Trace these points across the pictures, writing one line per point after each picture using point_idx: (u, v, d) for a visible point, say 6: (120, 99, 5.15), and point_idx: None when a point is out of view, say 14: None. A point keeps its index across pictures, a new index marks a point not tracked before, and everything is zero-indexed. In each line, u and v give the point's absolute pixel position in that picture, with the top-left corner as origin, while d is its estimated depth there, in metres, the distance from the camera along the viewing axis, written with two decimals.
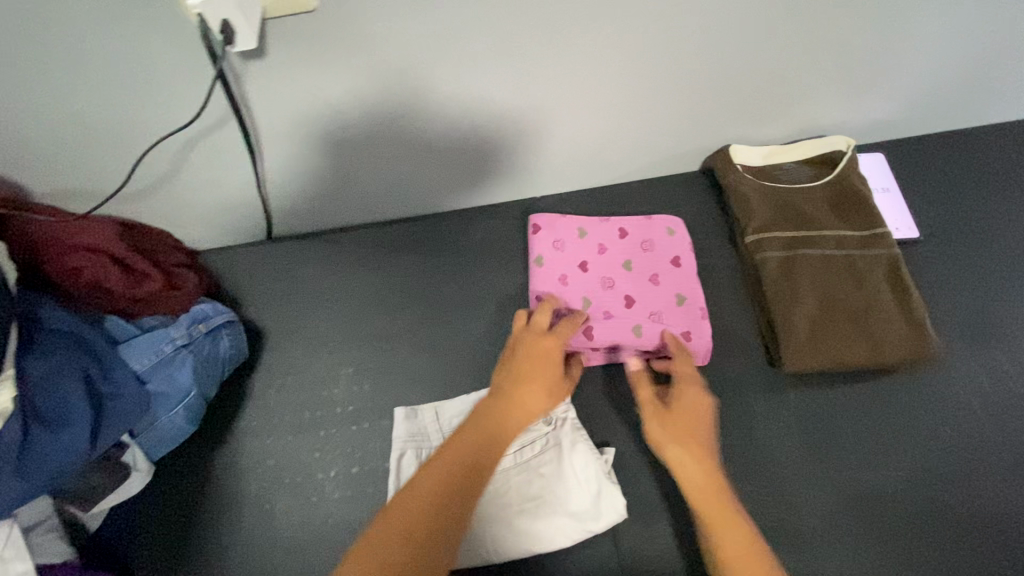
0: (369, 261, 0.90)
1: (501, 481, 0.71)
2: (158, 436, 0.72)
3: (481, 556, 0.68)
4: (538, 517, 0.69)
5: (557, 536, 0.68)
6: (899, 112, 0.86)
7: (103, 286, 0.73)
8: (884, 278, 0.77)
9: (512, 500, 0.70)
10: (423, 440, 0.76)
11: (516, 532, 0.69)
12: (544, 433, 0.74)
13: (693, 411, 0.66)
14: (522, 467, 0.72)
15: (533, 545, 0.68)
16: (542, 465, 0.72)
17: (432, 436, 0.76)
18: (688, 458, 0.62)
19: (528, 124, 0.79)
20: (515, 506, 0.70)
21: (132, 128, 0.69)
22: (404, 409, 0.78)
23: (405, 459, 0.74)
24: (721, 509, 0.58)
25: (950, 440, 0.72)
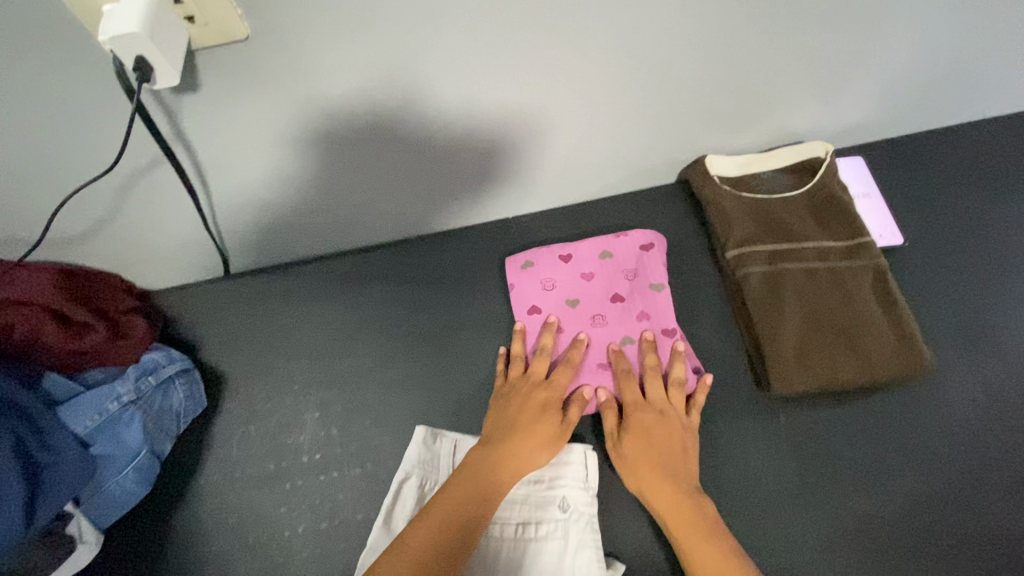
0: (335, 294, 0.85)
1: (491, 559, 0.64)
2: (105, 502, 0.67)
3: None
4: None
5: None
6: (876, 114, 0.84)
7: (40, 340, 0.67)
8: (871, 290, 0.74)
9: None
10: (432, 471, 0.70)
11: None
12: (556, 518, 0.66)
13: (659, 438, 0.67)
14: (518, 545, 0.65)
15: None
16: (540, 552, 0.64)
17: (444, 471, 0.70)
18: (654, 483, 0.65)
19: (496, 140, 0.75)
20: None
21: (59, 170, 0.64)
22: (425, 432, 0.72)
23: (407, 484, 0.69)
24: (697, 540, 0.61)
25: (948, 458, 0.69)
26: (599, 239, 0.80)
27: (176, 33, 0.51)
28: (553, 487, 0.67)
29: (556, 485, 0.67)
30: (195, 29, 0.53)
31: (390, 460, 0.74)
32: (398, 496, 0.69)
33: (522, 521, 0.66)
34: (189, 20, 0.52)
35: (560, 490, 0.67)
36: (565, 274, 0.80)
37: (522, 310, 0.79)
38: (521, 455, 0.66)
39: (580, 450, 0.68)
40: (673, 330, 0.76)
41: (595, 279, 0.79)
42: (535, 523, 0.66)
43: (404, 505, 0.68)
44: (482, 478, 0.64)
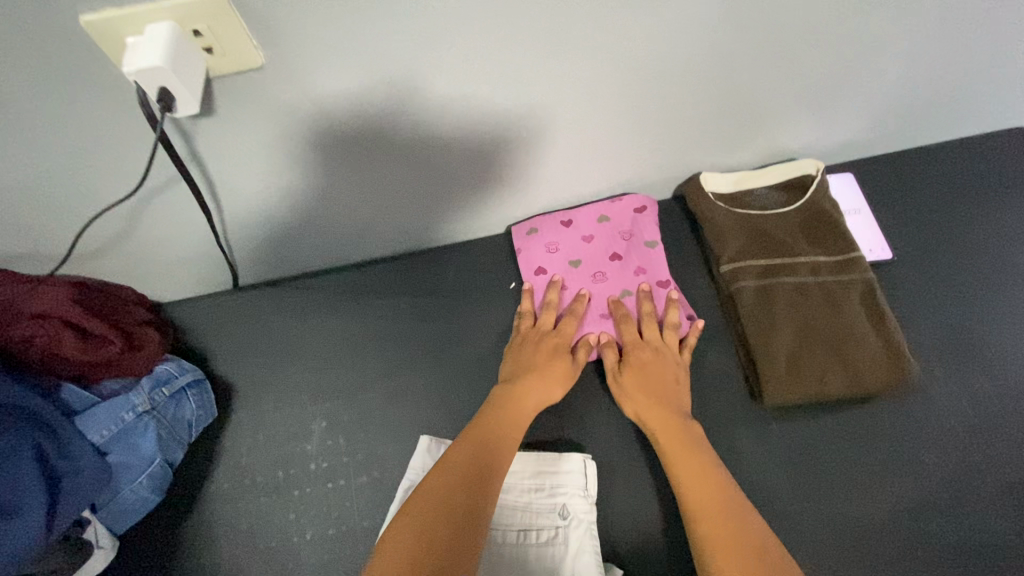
0: (341, 306, 0.88)
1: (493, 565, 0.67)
2: (121, 509, 0.69)
3: None
4: None
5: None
6: (865, 133, 0.87)
7: (58, 353, 0.70)
8: (860, 303, 0.76)
9: None
10: None
11: None
12: (556, 525, 0.68)
13: (656, 373, 0.74)
14: (519, 551, 0.67)
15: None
16: (540, 558, 0.67)
17: None
18: (651, 412, 0.71)
19: (499, 159, 0.78)
20: None
21: (80, 190, 0.67)
22: (428, 439, 0.76)
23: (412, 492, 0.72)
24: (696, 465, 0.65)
25: (936, 466, 0.71)
26: (596, 205, 0.85)
27: (195, 64, 0.54)
28: (553, 494, 0.70)
29: (556, 493, 0.69)
30: (213, 59, 0.55)
31: (396, 468, 0.76)
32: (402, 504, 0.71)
33: (523, 526, 0.69)
34: (207, 51, 0.54)
35: (560, 497, 0.69)
36: (567, 238, 0.85)
37: (528, 272, 0.84)
38: (538, 389, 0.74)
39: (580, 458, 0.71)
40: (667, 282, 0.82)
41: (595, 241, 0.84)
42: (535, 528, 0.68)
43: None
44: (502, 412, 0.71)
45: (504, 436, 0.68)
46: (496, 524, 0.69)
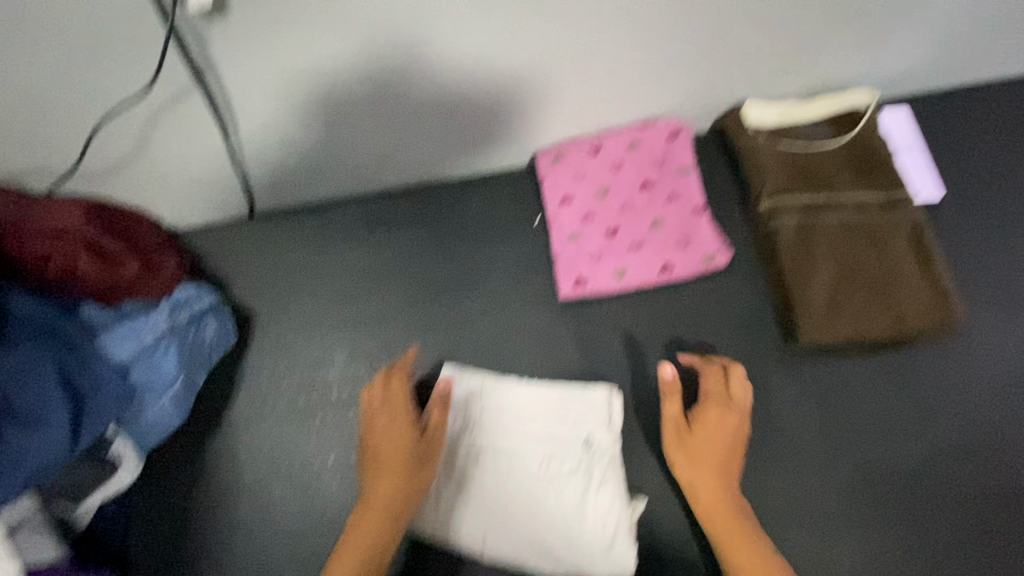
0: (359, 237, 0.85)
1: (518, 491, 0.67)
2: (145, 428, 0.68)
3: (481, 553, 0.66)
4: (539, 537, 0.65)
5: (548, 558, 0.65)
6: (924, 62, 0.80)
7: (75, 273, 0.69)
8: (907, 243, 0.72)
9: (518, 511, 0.66)
10: (456, 410, 0.71)
11: (522, 536, 0.65)
12: (579, 457, 0.67)
13: (727, 440, 0.64)
14: (542, 479, 0.67)
15: (518, 558, 0.65)
16: (564, 485, 0.66)
17: (468, 411, 0.71)
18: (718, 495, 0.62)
19: (526, 80, 0.73)
20: (522, 515, 0.66)
21: (89, 97, 0.64)
22: (451, 367, 0.75)
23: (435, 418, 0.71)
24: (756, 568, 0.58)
25: (970, 413, 0.69)
26: (626, 130, 0.81)
27: None
28: (578, 425, 0.69)
29: (579, 425, 0.68)
30: None
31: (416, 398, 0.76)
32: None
33: (546, 455, 0.68)
34: None
35: (585, 427, 0.68)
36: (594, 165, 0.81)
37: (553, 201, 0.80)
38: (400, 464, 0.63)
39: (605, 391, 0.69)
40: (701, 207, 0.77)
41: (624, 167, 0.80)
42: (559, 457, 0.68)
43: None
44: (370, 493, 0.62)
45: (382, 528, 0.61)
46: (518, 454, 0.68)
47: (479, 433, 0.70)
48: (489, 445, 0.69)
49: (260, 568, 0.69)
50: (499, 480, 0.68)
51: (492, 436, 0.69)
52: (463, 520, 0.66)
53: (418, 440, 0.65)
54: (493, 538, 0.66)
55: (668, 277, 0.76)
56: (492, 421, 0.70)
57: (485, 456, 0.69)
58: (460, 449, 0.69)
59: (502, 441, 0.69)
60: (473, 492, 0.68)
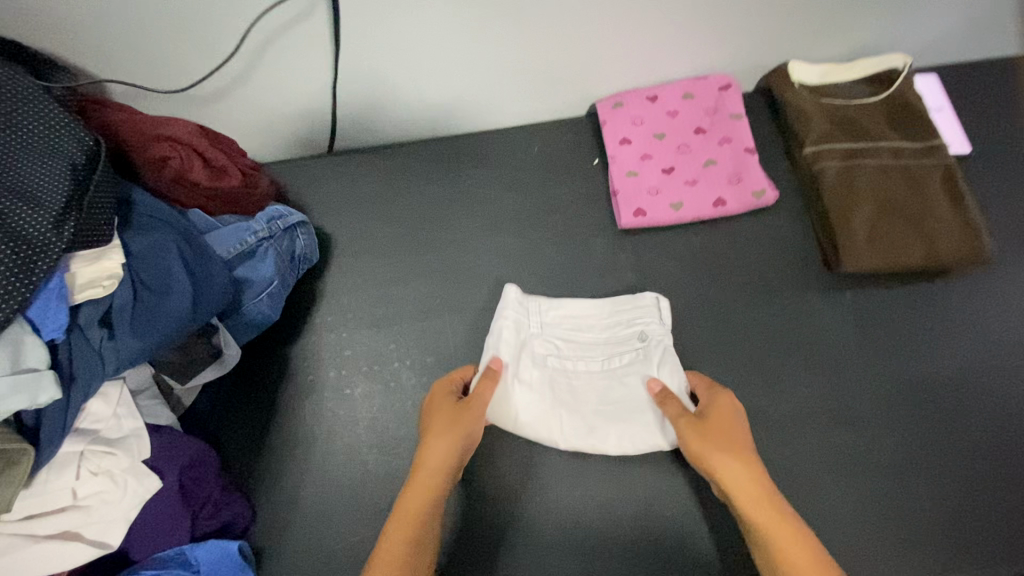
0: (430, 173, 0.92)
1: (586, 382, 0.75)
2: (245, 322, 0.75)
3: (559, 443, 0.72)
4: (611, 420, 0.72)
5: (623, 440, 0.71)
6: (955, 32, 0.88)
7: (187, 177, 0.75)
8: (940, 185, 0.79)
9: (589, 399, 0.74)
10: (523, 324, 0.77)
11: (595, 423, 0.72)
12: (636, 348, 0.75)
13: (735, 426, 0.65)
14: (607, 373, 0.75)
15: (598, 448, 0.71)
16: (626, 374, 0.74)
17: (533, 324, 0.77)
18: (736, 471, 0.62)
19: (597, 29, 0.81)
20: (591, 403, 0.74)
21: (219, 20, 0.72)
22: (513, 289, 0.78)
23: (505, 333, 0.75)
24: (786, 534, 0.58)
25: (998, 336, 0.76)
26: (681, 82, 0.89)
27: None
28: (631, 324, 0.76)
29: (631, 323, 0.76)
30: None
31: (486, 312, 0.82)
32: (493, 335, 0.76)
33: (607, 356, 0.76)
34: None
35: (639, 324, 0.76)
36: (652, 112, 0.88)
37: (614, 141, 0.87)
38: (451, 434, 0.65)
39: (652, 296, 0.77)
40: (751, 148, 0.85)
41: (680, 114, 0.87)
42: (618, 354, 0.75)
43: (503, 352, 0.74)
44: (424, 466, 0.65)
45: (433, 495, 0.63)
46: (581, 356, 0.76)
47: (546, 341, 0.76)
48: (555, 351, 0.76)
49: (343, 453, 0.74)
50: (567, 378, 0.75)
51: (559, 344, 0.76)
52: (540, 417, 0.72)
53: (460, 418, 0.67)
54: (568, 429, 0.72)
55: (721, 210, 0.83)
56: (555, 331, 0.77)
57: (551, 361, 0.75)
58: (528, 355, 0.76)
59: (566, 348, 0.76)
60: (544, 391, 0.74)
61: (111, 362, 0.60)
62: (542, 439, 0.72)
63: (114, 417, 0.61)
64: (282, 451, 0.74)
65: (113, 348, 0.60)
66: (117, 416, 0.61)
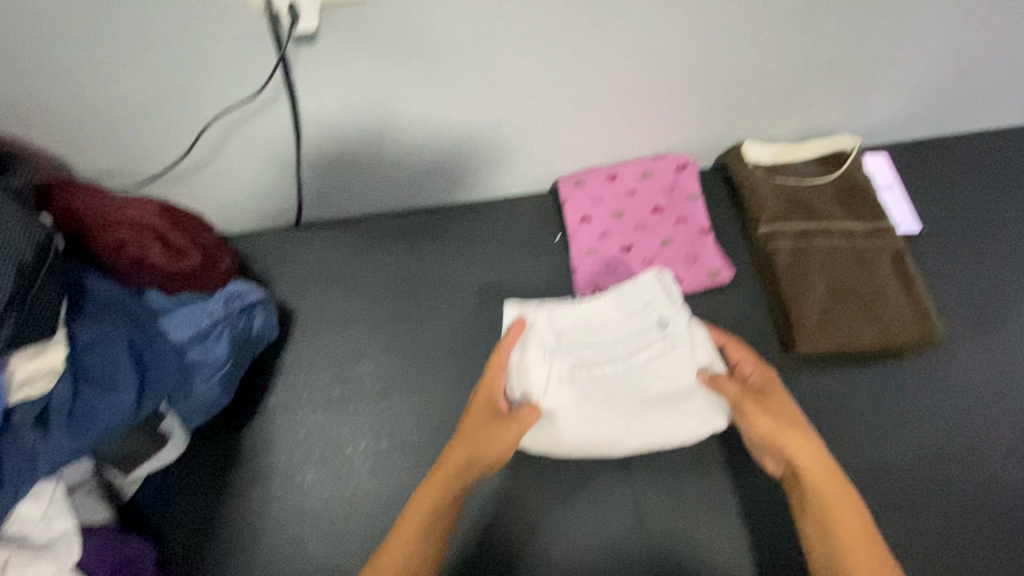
0: (394, 247, 0.93)
1: (621, 381, 0.72)
2: (194, 405, 0.73)
3: (614, 447, 0.72)
4: (659, 414, 0.71)
5: (676, 430, 0.71)
6: (899, 115, 0.93)
7: (145, 260, 0.76)
8: (890, 267, 0.81)
9: (630, 400, 0.71)
10: (538, 345, 0.72)
11: (644, 423, 0.71)
12: (661, 338, 0.72)
13: (792, 411, 0.67)
14: (638, 370, 0.71)
15: (658, 440, 0.72)
16: (660, 365, 0.71)
17: (549, 344, 0.72)
18: (809, 454, 0.64)
19: (553, 114, 0.84)
20: (635, 403, 0.71)
21: (179, 114, 0.73)
22: (514, 305, 0.74)
23: (521, 360, 0.72)
24: (847, 510, 0.62)
25: (954, 420, 0.76)
26: (639, 161, 0.91)
27: None
28: (648, 312, 0.73)
29: (650, 310, 0.73)
30: None
31: (444, 393, 0.82)
32: (515, 369, 0.72)
33: (632, 351, 0.72)
34: None
35: (657, 312, 0.73)
36: (611, 190, 0.90)
37: (573, 219, 0.90)
38: (476, 446, 0.66)
39: (653, 274, 0.74)
40: (706, 229, 0.88)
41: (638, 194, 0.90)
42: (645, 345, 0.72)
43: (522, 378, 0.72)
44: (455, 467, 0.66)
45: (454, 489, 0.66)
46: (605, 358, 0.72)
47: (566, 357, 0.72)
48: (578, 362, 0.72)
49: (290, 546, 0.73)
50: (599, 386, 0.71)
51: (581, 355, 0.73)
52: (589, 431, 0.71)
53: (487, 429, 0.67)
54: (625, 435, 0.71)
55: None
56: (573, 344, 0.73)
57: (578, 373, 0.71)
58: (554, 375, 0.71)
59: (587, 354, 0.73)
60: (583, 406, 0.71)
61: (44, 463, 0.59)
62: (597, 448, 0.72)
63: (44, 518, 0.60)
64: (227, 544, 0.73)
65: (46, 449, 0.59)
66: (46, 517, 0.60)
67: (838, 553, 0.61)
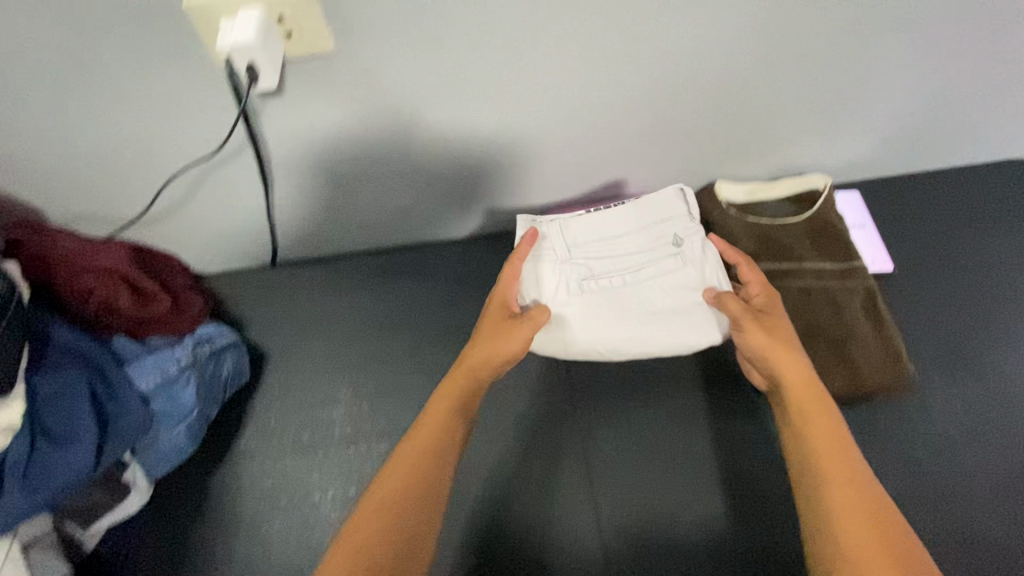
0: (370, 286, 0.93)
1: (630, 288, 0.84)
2: (159, 455, 0.73)
3: (622, 345, 0.83)
4: (662, 320, 0.83)
5: (678, 335, 0.82)
6: (871, 154, 0.93)
7: (113, 306, 0.75)
8: (861, 308, 0.81)
9: (637, 305, 0.84)
10: (552, 251, 0.85)
11: (649, 325, 0.83)
12: (671, 253, 0.85)
13: (784, 327, 0.73)
14: (648, 279, 0.84)
15: (661, 346, 0.82)
16: (668, 274, 0.84)
17: (562, 251, 0.85)
18: (790, 364, 0.69)
19: (527, 157, 0.84)
20: (640, 308, 0.83)
21: (149, 163, 0.74)
22: (528, 219, 0.86)
23: (541, 268, 0.84)
24: (823, 421, 0.65)
25: (928, 465, 0.75)
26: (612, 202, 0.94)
27: (275, 42, 0.58)
28: (663, 231, 0.85)
29: (663, 230, 0.85)
30: (290, 44, 0.61)
31: None
32: (534, 278, 0.85)
33: (644, 264, 0.85)
34: (287, 36, 0.60)
35: (670, 231, 0.85)
36: None
37: None
38: (493, 346, 0.74)
39: (674, 188, 0.85)
40: None
41: None
42: (652, 259, 0.85)
43: (532, 281, 0.84)
44: (473, 367, 0.73)
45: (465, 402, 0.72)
46: (619, 266, 0.85)
47: (580, 266, 0.85)
48: (592, 268, 0.85)
49: None
50: (608, 287, 0.84)
51: (592, 265, 0.85)
52: (597, 332, 0.83)
53: (506, 332, 0.76)
54: (629, 337, 0.82)
55: None
56: (589, 257, 0.85)
57: (587, 282, 0.84)
58: (569, 279, 0.84)
59: (600, 264, 0.85)
60: (592, 309, 0.83)
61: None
62: (604, 346, 0.83)
63: None
64: None
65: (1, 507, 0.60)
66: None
67: (807, 456, 0.64)
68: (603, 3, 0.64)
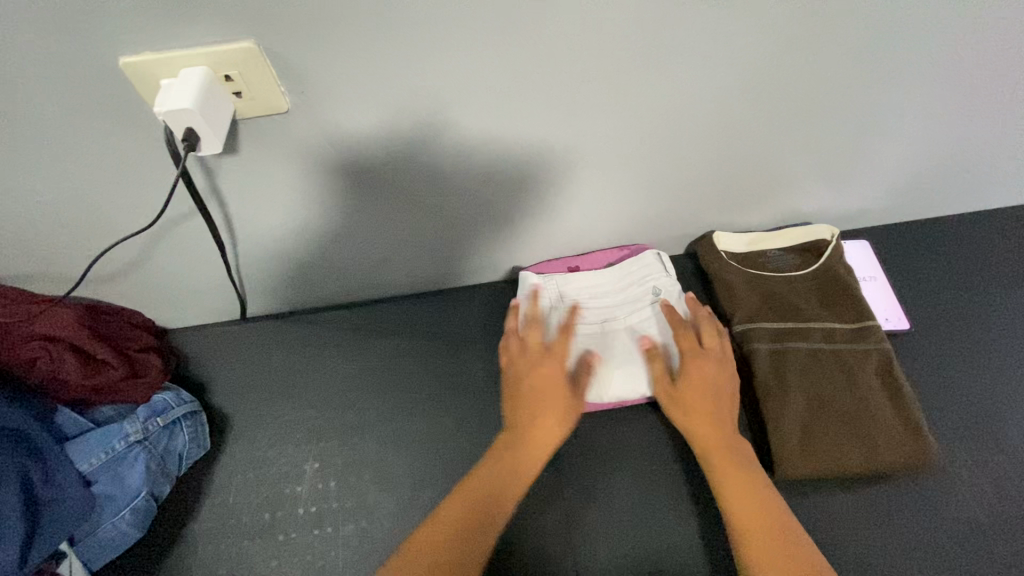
0: (345, 345, 0.87)
1: (613, 336, 0.81)
2: (99, 544, 0.68)
3: (607, 392, 0.77)
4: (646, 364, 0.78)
5: None
6: (879, 201, 0.88)
7: (59, 376, 0.69)
8: (876, 374, 0.74)
9: (620, 350, 0.80)
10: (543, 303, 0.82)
11: (633, 370, 0.78)
12: (652, 302, 0.82)
13: (700, 378, 0.72)
14: (630, 328, 0.81)
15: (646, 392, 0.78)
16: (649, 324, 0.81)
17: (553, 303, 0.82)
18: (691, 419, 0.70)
19: (510, 209, 0.78)
20: (623, 354, 0.79)
21: (98, 222, 0.68)
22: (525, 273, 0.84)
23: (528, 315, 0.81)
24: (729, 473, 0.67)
25: (956, 557, 0.67)
26: (603, 254, 0.88)
27: (225, 106, 0.55)
28: (644, 281, 0.83)
29: (644, 281, 0.83)
30: (241, 103, 0.57)
31: (386, 519, 0.74)
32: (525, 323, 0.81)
33: (627, 313, 0.82)
34: (237, 95, 0.56)
35: (651, 281, 0.83)
36: None
37: None
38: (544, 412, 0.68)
39: (652, 254, 0.84)
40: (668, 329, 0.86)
41: None
42: (633, 307, 0.82)
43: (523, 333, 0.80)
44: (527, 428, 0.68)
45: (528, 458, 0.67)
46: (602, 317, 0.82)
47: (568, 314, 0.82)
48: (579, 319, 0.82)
49: None
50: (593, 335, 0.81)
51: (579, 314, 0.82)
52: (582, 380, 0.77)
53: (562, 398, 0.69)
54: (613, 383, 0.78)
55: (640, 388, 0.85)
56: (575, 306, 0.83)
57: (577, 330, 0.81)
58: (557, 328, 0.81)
59: (587, 314, 0.82)
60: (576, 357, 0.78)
61: None
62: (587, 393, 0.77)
63: None
64: None
65: None
66: None
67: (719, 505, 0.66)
68: (585, 53, 0.59)
